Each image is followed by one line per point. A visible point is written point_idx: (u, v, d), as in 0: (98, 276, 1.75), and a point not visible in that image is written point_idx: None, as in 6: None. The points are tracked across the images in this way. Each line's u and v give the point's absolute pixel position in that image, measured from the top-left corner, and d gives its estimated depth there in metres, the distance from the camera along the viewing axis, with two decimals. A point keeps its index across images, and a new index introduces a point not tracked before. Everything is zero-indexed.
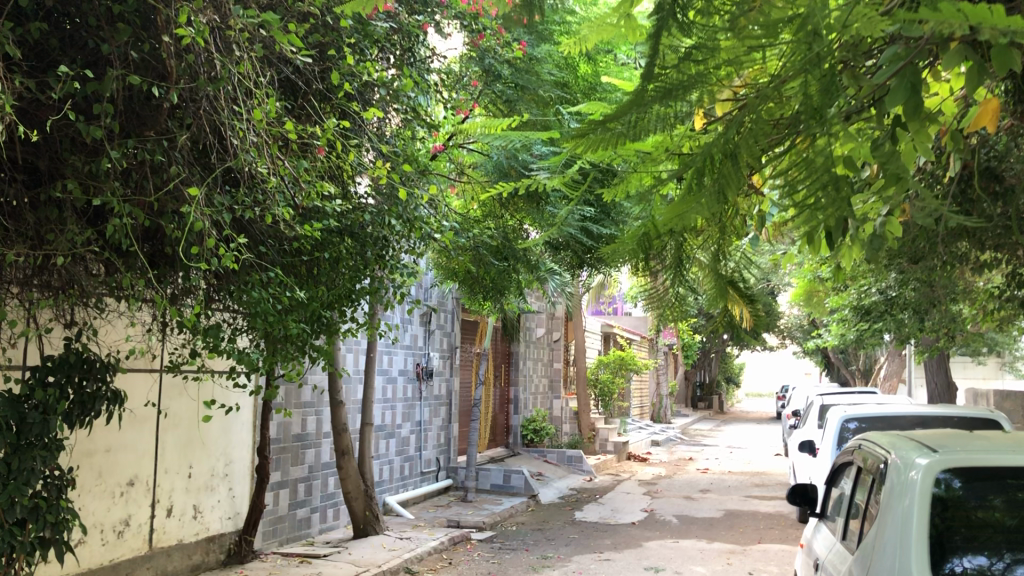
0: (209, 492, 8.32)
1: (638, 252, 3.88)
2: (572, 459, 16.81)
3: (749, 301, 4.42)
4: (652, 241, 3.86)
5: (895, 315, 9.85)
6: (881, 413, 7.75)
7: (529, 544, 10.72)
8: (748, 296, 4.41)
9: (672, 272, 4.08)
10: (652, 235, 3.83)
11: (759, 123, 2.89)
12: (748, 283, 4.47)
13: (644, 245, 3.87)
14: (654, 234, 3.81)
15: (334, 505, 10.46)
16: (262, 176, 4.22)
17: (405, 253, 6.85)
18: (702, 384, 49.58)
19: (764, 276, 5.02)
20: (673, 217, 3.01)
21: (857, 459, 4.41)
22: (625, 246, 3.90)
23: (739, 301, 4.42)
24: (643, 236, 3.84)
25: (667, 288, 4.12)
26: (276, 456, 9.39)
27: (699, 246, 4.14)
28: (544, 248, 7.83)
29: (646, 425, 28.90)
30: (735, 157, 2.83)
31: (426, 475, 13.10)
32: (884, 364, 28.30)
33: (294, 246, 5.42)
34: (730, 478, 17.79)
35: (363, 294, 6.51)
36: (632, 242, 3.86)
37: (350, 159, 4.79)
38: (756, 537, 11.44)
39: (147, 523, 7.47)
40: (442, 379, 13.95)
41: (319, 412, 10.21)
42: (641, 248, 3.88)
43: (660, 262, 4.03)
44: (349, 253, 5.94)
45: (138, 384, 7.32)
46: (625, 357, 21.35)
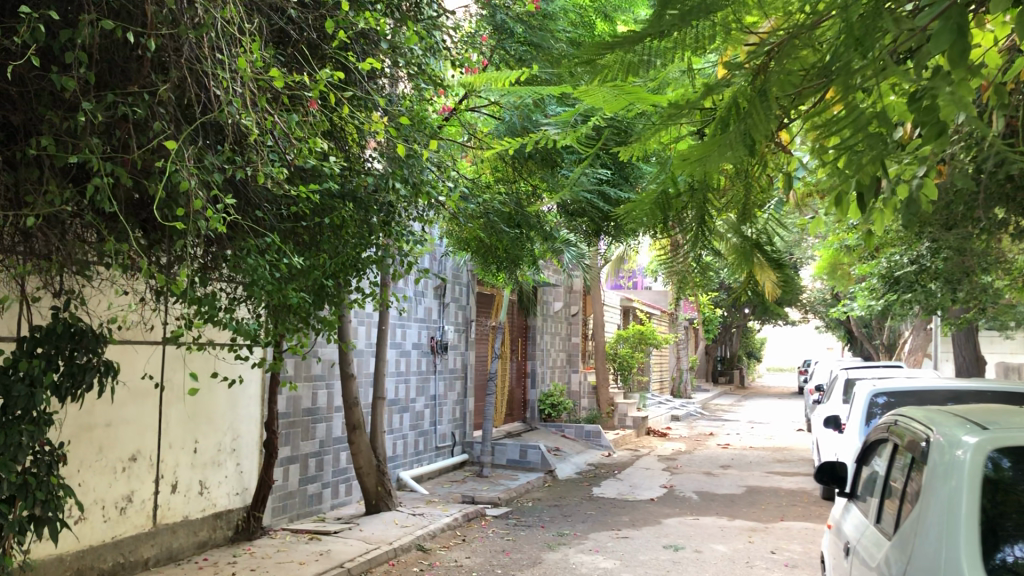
0: (216, 468, 8.12)
1: (657, 215, 3.72)
2: (590, 433, 16.55)
3: (779, 270, 3.92)
4: (671, 199, 3.71)
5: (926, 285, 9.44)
6: (911, 387, 7.40)
7: (545, 521, 10.48)
8: (777, 263, 3.91)
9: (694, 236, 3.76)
10: (671, 194, 3.72)
11: (783, 70, 3.04)
12: (778, 251, 4.02)
13: (663, 205, 3.73)
14: (675, 191, 3.70)
15: (346, 480, 10.27)
16: (248, 130, 3.93)
17: (413, 220, 6.57)
18: (723, 359, 49.23)
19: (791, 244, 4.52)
20: (693, 162, 3.06)
21: (892, 437, 4.09)
22: (642, 213, 3.74)
23: (767, 270, 3.92)
24: (661, 195, 3.71)
25: (689, 253, 3.81)
26: (286, 430, 9.17)
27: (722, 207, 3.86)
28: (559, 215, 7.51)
29: (665, 400, 28.58)
30: (763, 97, 2.99)
31: (441, 450, 12.89)
32: (909, 339, 27.80)
33: (293, 211, 5.16)
34: (752, 453, 17.50)
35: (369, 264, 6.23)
36: (650, 202, 3.73)
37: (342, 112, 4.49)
38: (779, 514, 11.14)
39: (150, 499, 7.28)
40: (457, 353, 13.70)
41: (329, 385, 9.98)
42: (659, 208, 3.73)
43: (679, 224, 3.80)
44: (354, 218, 5.69)
45: (137, 356, 7.07)
46: (644, 332, 21.05)
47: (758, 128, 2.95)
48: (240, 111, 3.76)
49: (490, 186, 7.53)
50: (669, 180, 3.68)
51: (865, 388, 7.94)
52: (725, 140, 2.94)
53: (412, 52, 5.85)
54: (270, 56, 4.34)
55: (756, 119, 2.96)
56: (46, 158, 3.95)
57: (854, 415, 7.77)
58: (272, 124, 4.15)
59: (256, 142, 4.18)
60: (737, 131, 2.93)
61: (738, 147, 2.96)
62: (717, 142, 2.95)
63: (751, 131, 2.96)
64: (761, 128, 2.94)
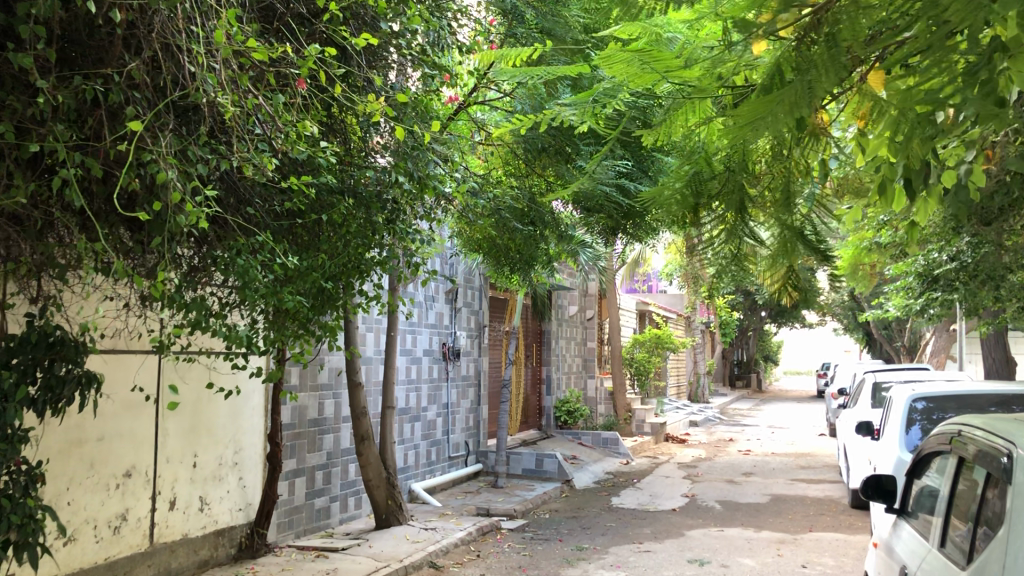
0: (217, 482, 7.73)
1: (690, 197, 3.74)
2: (608, 440, 16.09)
3: (825, 261, 3.69)
4: (704, 177, 3.75)
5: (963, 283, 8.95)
6: (953, 391, 6.92)
7: (562, 534, 10.04)
8: (826, 253, 3.63)
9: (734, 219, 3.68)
10: (706, 175, 3.77)
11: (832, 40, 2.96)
12: (826, 241, 3.73)
13: (696, 188, 3.74)
14: (711, 169, 3.75)
15: (356, 493, 9.87)
16: (224, 112, 3.55)
17: (419, 217, 6.16)
18: (739, 363, 48.60)
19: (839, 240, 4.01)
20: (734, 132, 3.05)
21: (957, 449, 3.63)
22: (678, 202, 3.75)
23: (813, 259, 3.64)
24: (695, 175, 3.77)
25: (723, 241, 3.75)
26: (291, 443, 8.78)
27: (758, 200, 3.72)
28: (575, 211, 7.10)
29: (683, 405, 28.03)
30: (835, 43, 2.94)
31: (454, 460, 12.46)
32: (932, 341, 27.16)
33: (288, 208, 4.76)
34: (775, 460, 16.99)
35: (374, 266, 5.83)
36: (684, 181, 3.76)
37: (335, 91, 4.11)
38: (807, 525, 10.64)
39: (147, 517, 6.89)
40: (470, 359, 13.29)
41: (336, 395, 9.59)
42: (692, 191, 3.74)
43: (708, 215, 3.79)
44: (356, 215, 5.31)
45: (130, 366, 6.68)
46: (661, 336, 20.57)
47: (826, 82, 2.95)
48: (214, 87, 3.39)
49: (501, 182, 7.14)
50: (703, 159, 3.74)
51: (901, 391, 7.48)
52: (789, 92, 2.91)
53: (415, 34, 5.50)
54: (254, 31, 3.98)
55: (827, 73, 2.95)
56: (8, 149, 3.57)
57: (890, 421, 7.30)
58: (257, 106, 3.78)
59: (240, 125, 3.81)
60: (800, 82, 2.93)
61: (802, 97, 2.95)
62: (779, 95, 2.92)
63: (813, 81, 2.95)
64: (824, 84, 2.92)
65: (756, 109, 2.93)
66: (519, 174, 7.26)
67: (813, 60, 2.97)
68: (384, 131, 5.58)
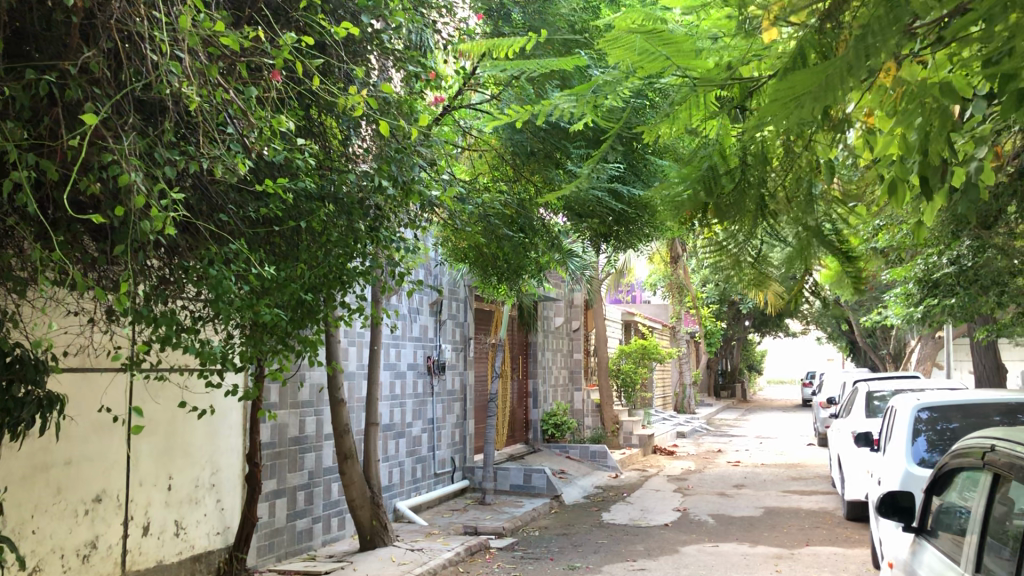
0: (193, 505, 7.36)
1: (702, 195, 3.52)
2: (596, 454, 15.82)
3: (843, 262, 3.53)
4: (717, 173, 3.58)
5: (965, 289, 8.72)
6: (959, 400, 6.69)
7: (553, 553, 9.74)
8: (845, 252, 3.52)
9: (752, 217, 3.53)
10: (719, 170, 3.61)
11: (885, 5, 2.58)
12: (846, 237, 3.57)
13: (709, 184, 3.55)
14: (725, 163, 3.63)
15: (339, 514, 9.52)
16: (189, 105, 3.26)
17: (403, 225, 5.87)
18: (724, 373, 48.52)
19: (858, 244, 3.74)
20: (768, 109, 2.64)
21: (990, 467, 3.33)
22: (689, 201, 3.53)
23: (832, 258, 3.53)
24: (708, 171, 3.59)
25: (739, 242, 3.60)
26: (271, 462, 8.45)
27: (766, 196, 3.56)
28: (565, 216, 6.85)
29: (669, 416, 27.78)
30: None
31: (440, 476, 12.13)
32: (918, 347, 27.06)
33: (264, 215, 4.46)
34: (765, 471, 16.75)
35: (356, 277, 5.54)
36: (696, 176, 3.57)
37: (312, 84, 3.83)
38: (803, 538, 10.39)
39: (118, 544, 6.52)
40: (456, 373, 12.98)
41: (318, 411, 9.25)
42: (705, 186, 3.54)
43: (718, 216, 3.56)
44: (336, 223, 5.02)
45: (100, 386, 6.34)
46: (647, 347, 20.32)
47: (881, 45, 2.59)
48: (178, 77, 3.12)
49: (489, 188, 6.83)
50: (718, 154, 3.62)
51: (902, 401, 7.25)
52: (842, 61, 2.51)
53: (397, 31, 5.26)
54: (225, 21, 3.70)
55: (885, 32, 2.58)
56: None
57: (892, 432, 7.04)
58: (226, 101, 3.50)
59: (209, 123, 3.53)
60: (856, 46, 2.53)
61: (855, 62, 2.55)
62: (830, 64, 2.53)
63: (868, 46, 2.57)
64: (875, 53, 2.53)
65: (801, 84, 2.53)
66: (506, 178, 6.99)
67: (871, 20, 2.57)
68: (366, 134, 5.32)
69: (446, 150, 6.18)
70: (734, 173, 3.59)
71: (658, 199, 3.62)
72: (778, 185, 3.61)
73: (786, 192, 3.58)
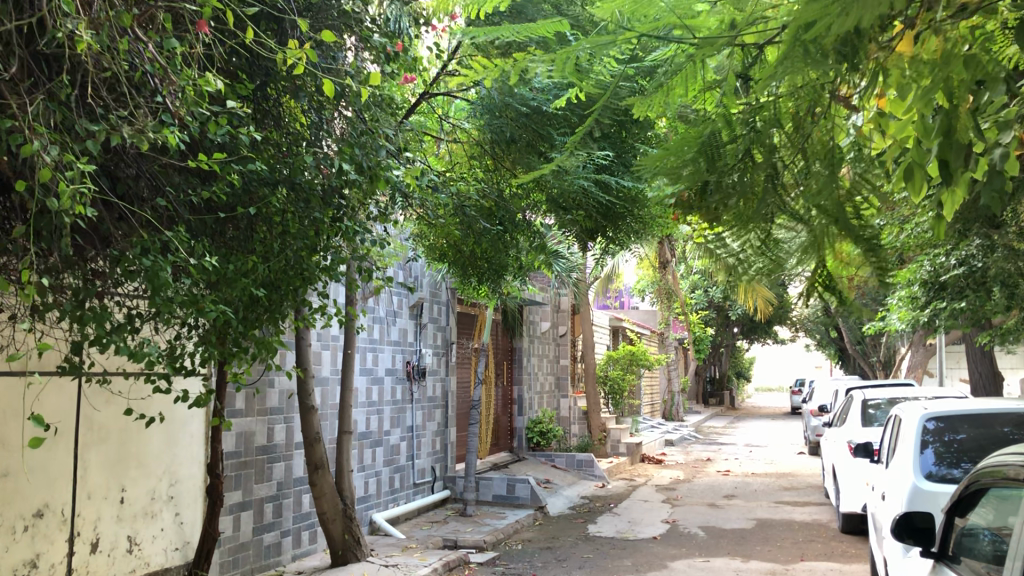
0: (148, 520, 6.85)
1: (703, 165, 3.14)
2: (583, 462, 15.38)
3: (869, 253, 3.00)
4: (721, 144, 3.16)
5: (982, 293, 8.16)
6: (968, 410, 6.26)
7: (535, 568, 9.26)
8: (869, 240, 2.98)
9: (763, 188, 3.12)
10: (723, 138, 3.18)
11: None
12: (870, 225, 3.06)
13: (710, 155, 3.15)
14: (730, 130, 3.20)
15: (310, 527, 9.03)
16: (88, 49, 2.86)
17: (373, 219, 5.42)
18: (713, 379, 48.16)
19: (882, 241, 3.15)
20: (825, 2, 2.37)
21: None
22: (686, 176, 3.15)
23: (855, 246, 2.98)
24: (710, 137, 3.17)
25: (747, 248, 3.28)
26: (236, 473, 7.95)
27: (773, 173, 3.14)
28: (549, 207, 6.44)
29: (657, 424, 27.29)
30: None
31: (419, 486, 11.65)
32: (908, 355, 26.61)
33: (207, 198, 3.98)
34: (756, 481, 16.32)
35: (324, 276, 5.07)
36: (695, 146, 3.15)
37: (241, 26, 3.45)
38: (798, 553, 9.95)
39: (63, 562, 6.00)
40: (437, 379, 12.50)
41: (289, 420, 8.76)
42: (705, 156, 3.14)
43: (717, 195, 3.17)
44: (290, 211, 4.56)
45: (42, 391, 5.88)
46: (635, 353, 19.87)
47: None
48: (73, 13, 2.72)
49: (466, 176, 6.58)
50: (721, 118, 3.17)
51: (908, 409, 6.80)
52: None
53: None
54: None
55: None
56: None
57: (898, 443, 6.57)
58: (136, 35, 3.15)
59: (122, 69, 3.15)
60: None
61: None
62: None
63: None
64: None
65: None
66: (484, 169, 6.68)
67: None
68: (321, 105, 4.95)
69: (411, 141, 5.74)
70: (740, 147, 3.18)
71: (648, 170, 3.21)
72: (781, 163, 3.17)
73: (796, 172, 3.17)
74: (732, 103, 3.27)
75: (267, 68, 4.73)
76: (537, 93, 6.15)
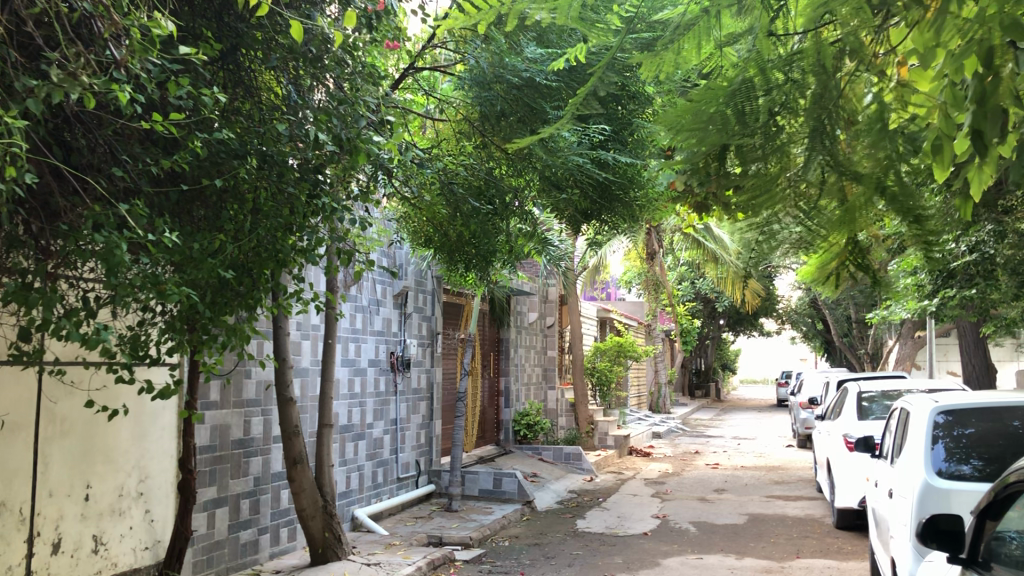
0: (117, 517, 6.48)
1: (729, 122, 3.14)
2: (570, 455, 15.11)
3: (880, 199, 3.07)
4: (750, 98, 3.14)
5: (988, 281, 7.93)
6: (978, 402, 5.97)
7: (523, 566, 8.95)
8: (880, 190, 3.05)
9: (811, 137, 3.09)
10: (756, 87, 3.17)
11: None
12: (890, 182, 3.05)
13: (739, 110, 3.15)
14: (763, 80, 3.17)
15: (289, 523, 8.67)
16: None
17: (355, 198, 5.08)
18: (698, 372, 47.98)
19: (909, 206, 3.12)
20: None
21: None
22: (711, 139, 3.17)
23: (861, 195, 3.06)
24: (742, 85, 3.17)
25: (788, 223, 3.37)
26: (211, 468, 7.58)
27: (799, 135, 3.14)
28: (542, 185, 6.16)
29: (644, 416, 26.98)
30: None
31: (403, 481, 11.31)
32: (896, 347, 26.42)
33: (168, 167, 3.64)
34: (745, 474, 16.06)
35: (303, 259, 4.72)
36: (722, 98, 3.16)
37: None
38: (793, 549, 9.68)
39: (21, 564, 5.63)
40: (422, 370, 12.15)
41: (267, 412, 8.40)
42: (734, 112, 3.14)
43: (740, 155, 3.25)
44: (261, 186, 4.23)
45: None
46: (623, 344, 19.56)
47: None
48: None
49: (453, 153, 6.33)
50: (753, 68, 3.18)
51: (916, 402, 6.49)
52: None
53: None
54: None
55: None
56: None
57: (907, 438, 6.25)
58: None
59: None
60: None
61: None
62: None
63: None
64: None
65: None
66: (475, 148, 6.39)
67: None
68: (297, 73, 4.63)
69: (394, 117, 5.41)
70: (770, 105, 3.15)
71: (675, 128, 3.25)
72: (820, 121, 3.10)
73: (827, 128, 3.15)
74: (772, 48, 3.22)
75: (240, 31, 4.47)
76: (529, 63, 5.87)
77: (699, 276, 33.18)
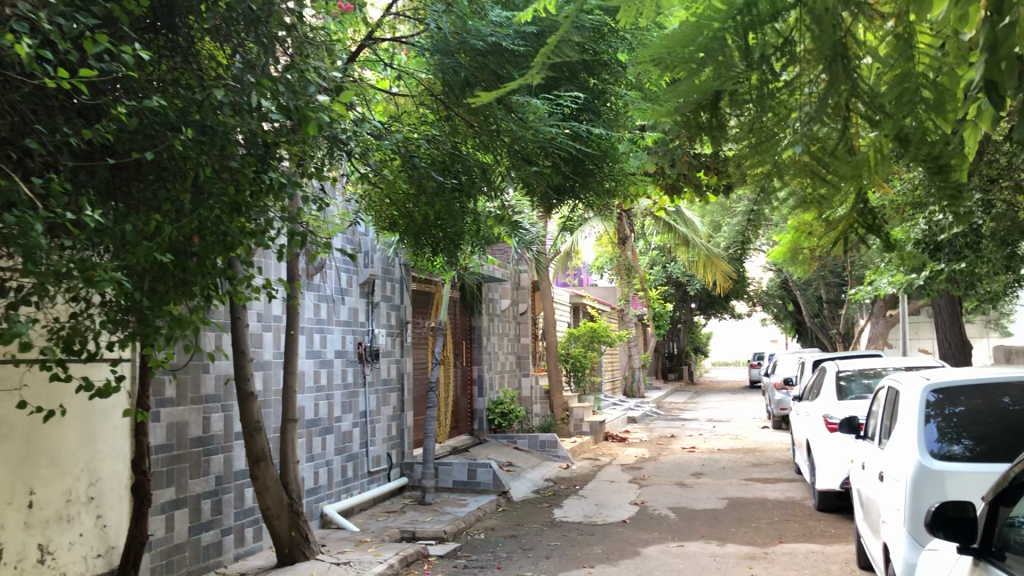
0: (64, 525, 6.06)
1: (729, 60, 2.41)
2: (546, 444, 14.84)
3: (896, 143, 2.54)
4: (758, 24, 2.42)
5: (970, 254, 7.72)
6: (968, 379, 5.74)
7: (500, 560, 8.65)
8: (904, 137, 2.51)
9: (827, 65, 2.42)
10: (761, 13, 2.41)
11: None
12: (915, 133, 2.49)
13: (743, 44, 2.41)
14: (769, 6, 2.41)
15: (254, 523, 8.30)
16: None
17: (308, 180, 4.71)
18: (671, 355, 47.99)
19: (938, 158, 2.59)
20: None
21: None
22: (702, 80, 2.46)
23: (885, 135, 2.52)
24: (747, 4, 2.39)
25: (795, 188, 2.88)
26: (168, 468, 7.19)
27: (805, 79, 2.46)
28: (511, 160, 5.90)
29: (618, 401, 26.80)
30: None
31: (374, 475, 10.96)
32: (869, 326, 26.41)
33: (88, 137, 3.27)
34: (722, 457, 15.90)
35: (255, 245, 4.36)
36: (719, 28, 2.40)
37: None
38: (775, 533, 9.45)
39: None
40: (391, 361, 11.77)
41: (227, 408, 8.00)
42: (738, 44, 2.41)
43: (731, 106, 2.58)
44: (201, 162, 3.87)
45: None
46: (597, 329, 19.28)
47: None
48: None
49: (414, 127, 6.11)
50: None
51: (906, 381, 6.25)
52: None
53: None
54: None
55: None
56: None
57: (897, 417, 6.01)
58: None
59: None
60: None
61: None
62: None
63: None
64: None
65: None
66: (439, 121, 6.13)
67: None
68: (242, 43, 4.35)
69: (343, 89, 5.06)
70: (772, 40, 2.45)
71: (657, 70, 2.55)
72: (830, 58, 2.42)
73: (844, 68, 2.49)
74: None
75: None
76: (496, 27, 5.58)
77: (670, 260, 33.08)
